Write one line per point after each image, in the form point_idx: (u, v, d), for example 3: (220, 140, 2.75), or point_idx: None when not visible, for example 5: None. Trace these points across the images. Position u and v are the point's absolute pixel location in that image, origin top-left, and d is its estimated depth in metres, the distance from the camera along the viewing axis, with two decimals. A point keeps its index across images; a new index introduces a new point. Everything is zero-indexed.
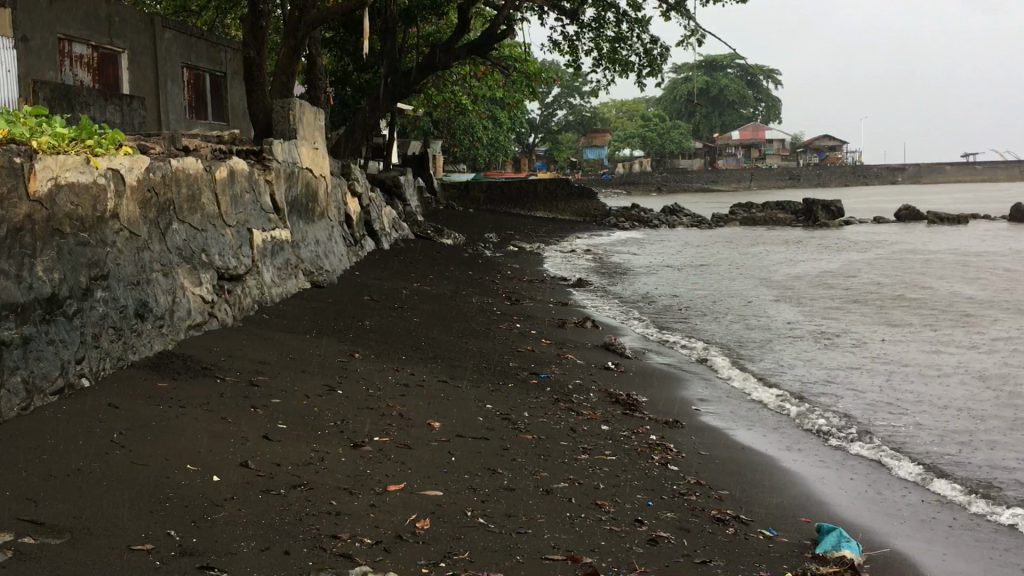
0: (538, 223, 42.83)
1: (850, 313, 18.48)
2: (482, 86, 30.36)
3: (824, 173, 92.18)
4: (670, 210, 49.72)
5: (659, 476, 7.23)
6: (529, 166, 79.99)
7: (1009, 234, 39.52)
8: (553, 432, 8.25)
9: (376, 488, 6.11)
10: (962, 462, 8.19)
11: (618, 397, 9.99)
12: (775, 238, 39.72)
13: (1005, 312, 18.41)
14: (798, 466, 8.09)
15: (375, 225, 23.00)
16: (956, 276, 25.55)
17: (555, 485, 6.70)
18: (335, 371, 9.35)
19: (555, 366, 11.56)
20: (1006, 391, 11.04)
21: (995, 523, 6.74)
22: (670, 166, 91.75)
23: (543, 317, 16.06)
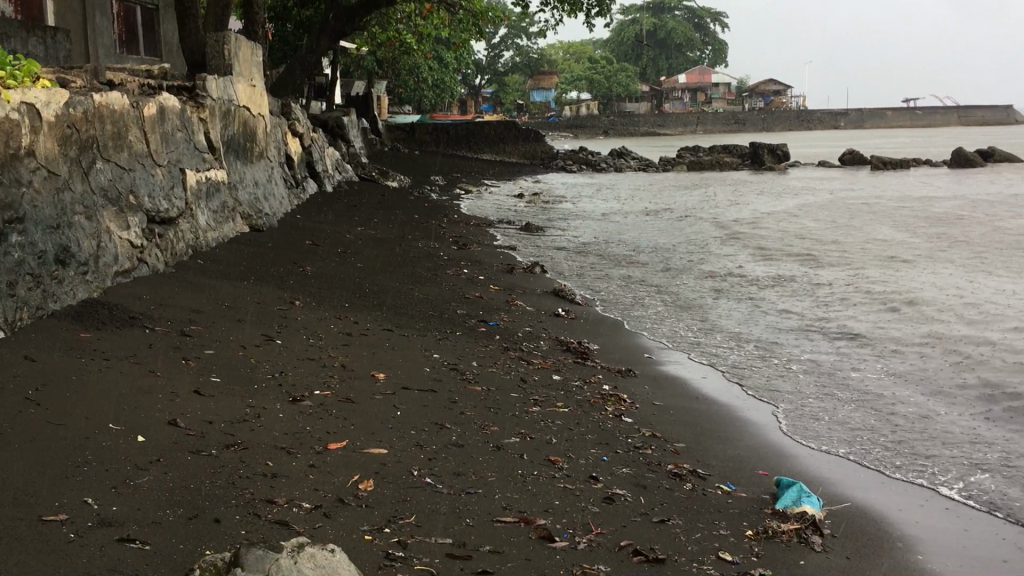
0: (485, 166, 42.23)
1: (799, 259, 18.40)
2: (427, 25, 29.44)
3: (769, 118, 92.43)
4: (618, 153, 49.43)
5: (612, 429, 6.97)
6: (475, 109, 79.07)
7: (950, 179, 39.91)
8: (502, 383, 7.93)
9: (316, 447, 5.74)
10: (921, 411, 8.04)
11: (570, 346, 9.70)
12: (722, 182, 39.77)
13: (951, 258, 18.49)
14: (754, 416, 7.88)
15: (318, 167, 22.29)
16: (901, 221, 25.69)
17: (506, 440, 6.39)
18: (274, 320, 8.89)
19: (503, 314, 11.21)
20: (958, 338, 10.98)
21: (954, 472, 6.58)
22: (617, 110, 91.44)
23: (491, 263, 15.67)
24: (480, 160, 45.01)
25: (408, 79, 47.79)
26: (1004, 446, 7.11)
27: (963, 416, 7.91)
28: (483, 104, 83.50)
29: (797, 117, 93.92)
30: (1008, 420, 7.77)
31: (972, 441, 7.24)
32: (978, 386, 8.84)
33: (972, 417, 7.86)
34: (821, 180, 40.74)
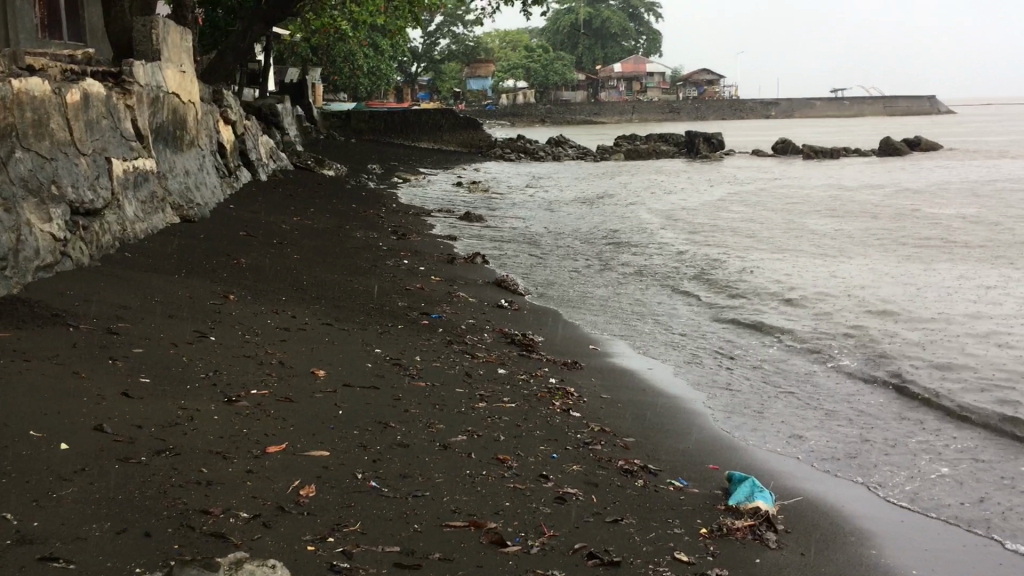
0: (423, 154, 41.80)
1: (738, 248, 18.51)
2: (362, 11, 28.92)
3: (704, 107, 93.36)
4: (556, 141, 49.36)
5: (560, 425, 6.81)
6: (412, 97, 78.41)
7: (880, 168, 40.69)
8: (447, 378, 7.72)
9: (254, 451, 5.46)
10: (869, 403, 8.03)
11: (514, 338, 9.53)
12: (660, 171, 39.94)
13: (885, 247, 18.75)
14: (701, 408, 7.80)
15: (251, 155, 21.73)
16: (836, 210, 26.06)
17: (453, 439, 6.18)
18: (207, 315, 8.54)
19: (445, 305, 10.98)
20: (900, 327, 11.05)
21: (904, 463, 6.55)
22: (554, 98, 91.51)
23: (431, 253, 15.41)
24: (418, 148, 44.54)
25: (344, 66, 47.06)
26: (952, 437, 7.11)
27: (911, 407, 7.91)
28: (419, 93, 82.86)
29: (731, 106, 95.07)
30: (954, 410, 7.78)
31: (920, 432, 7.23)
32: (919, 375, 8.91)
33: (919, 408, 7.86)
34: (757, 168, 41.17)
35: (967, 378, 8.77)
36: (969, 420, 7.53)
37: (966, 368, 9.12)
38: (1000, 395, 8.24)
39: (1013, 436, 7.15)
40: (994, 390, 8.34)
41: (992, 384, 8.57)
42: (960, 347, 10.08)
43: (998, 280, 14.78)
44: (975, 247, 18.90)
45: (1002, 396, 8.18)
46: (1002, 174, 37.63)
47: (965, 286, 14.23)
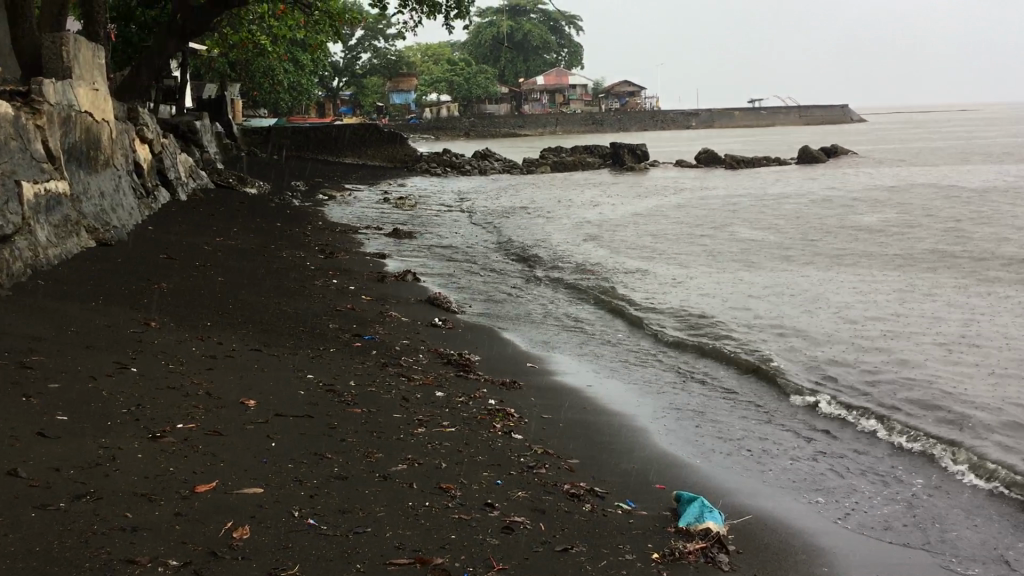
0: (347, 170, 41.30)
1: (668, 261, 18.63)
2: (282, 26, 28.46)
3: (626, 118, 94.43)
4: (481, 154, 49.31)
5: (502, 449, 6.63)
6: (333, 112, 77.55)
7: (800, 177, 41.58)
8: (383, 403, 7.48)
9: (181, 491, 5.16)
10: (810, 417, 8.02)
11: (451, 359, 9.33)
12: (586, 183, 40.17)
13: (810, 257, 19.08)
14: (644, 425, 7.69)
15: (170, 174, 21.12)
16: (760, 220, 26.50)
17: (392, 469, 5.95)
18: (128, 345, 8.15)
19: (378, 326, 10.71)
20: (832, 339, 11.16)
21: (849, 479, 6.55)
22: (477, 111, 91.55)
23: (360, 271, 15.11)
24: (342, 164, 44.00)
25: (264, 82, 46.29)
26: (892, 451, 7.16)
27: (850, 420, 7.93)
28: (341, 107, 82.04)
29: (653, 117, 96.37)
30: (892, 423, 7.84)
31: (860, 446, 7.26)
32: (853, 387, 8.99)
33: (858, 422, 7.89)
34: (680, 179, 41.71)
35: (901, 390, 8.87)
36: (908, 432, 7.58)
37: (900, 380, 9.22)
38: (934, 408, 8.33)
39: (949, 447, 7.22)
40: (927, 401, 8.45)
41: (924, 396, 8.67)
42: (891, 358, 10.21)
43: (921, 289, 15.11)
44: (896, 256, 19.35)
45: (935, 408, 8.28)
46: (915, 181, 38.81)
47: (890, 296, 14.50)
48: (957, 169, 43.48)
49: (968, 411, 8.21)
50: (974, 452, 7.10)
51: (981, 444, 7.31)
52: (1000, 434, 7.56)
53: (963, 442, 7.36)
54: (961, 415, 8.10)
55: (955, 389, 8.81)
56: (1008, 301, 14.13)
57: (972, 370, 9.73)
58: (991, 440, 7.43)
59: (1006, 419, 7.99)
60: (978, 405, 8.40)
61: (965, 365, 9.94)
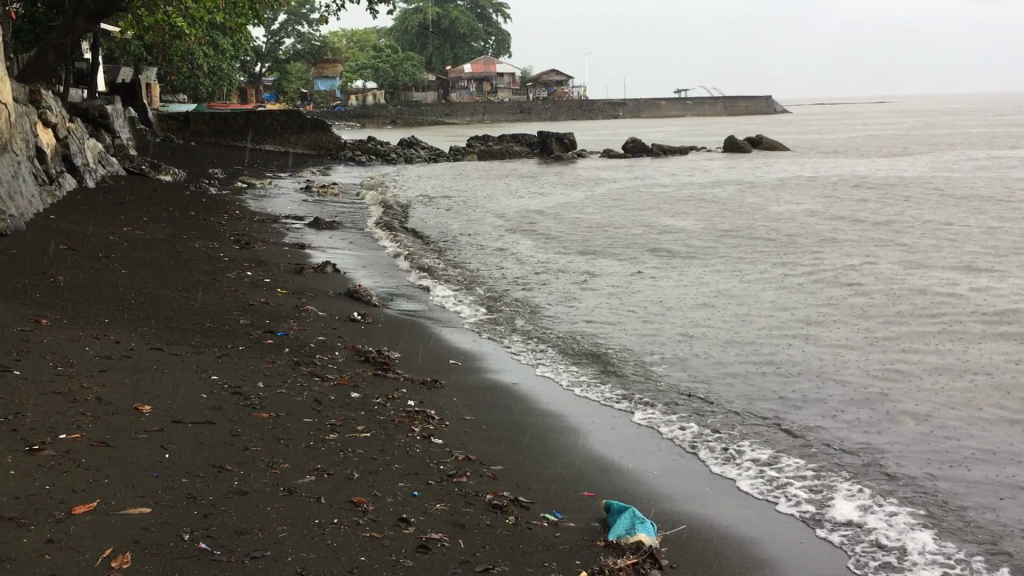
0: (268, 157, 40.19)
1: (596, 254, 18.38)
2: (199, 7, 27.38)
3: (553, 107, 94.29)
4: (407, 142, 48.52)
5: (420, 455, 6.20)
6: (256, 98, 75.68)
7: (725, 168, 41.91)
8: (293, 407, 6.95)
9: (56, 513, 4.58)
10: (742, 419, 7.76)
11: (367, 356, 8.84)
12: (513, 172, 39.79)
13: (737, 251, 19.06)
14: (570, 426, 7.32)
15: (77, 160, 20.06)
16: (687, 212, 26.50)
17: (300, 481, 5.45)
18: (11, 345, 7.45)
19: (292, 322, 10.14)
20: (762, 338, 10.96)
21: (785, 484, 6.27)
22: (404, 99, 90.53)
23: (277, 263, 14.47)
24: (263, 151, 42.84)
25: (182, 65, 44.75)
26: (826, 456, 6.91)
27: (783, 424, 7.69)
28: (264, 93, 80.19)
29: (580, 106, 96.57)
30: (825, 428, 7.61)
31: (796, 450, 7.00)
32: (783, 388, 8.82)
33: (792, 426, 7.65)
34: (607, 169, 41.63)
35: (832, 395, 8.68)
36: (841, 438, 7.36)
37: (831, 384, 9.04)
38: (867, 414, 8.15)
39: (884, 456, 7.02)
40: (857, 405, 8.32)
41: (857, 400, 8.49)
42: (822, 360, 10.05)
43: (847, 284, 15.08)
44: (820, 250, 19.42)
45: (865, 412, 8.15)
46: (837, 173, 39.36)
47: (817, 291, 14.43)
48: (876, 160, 44.33)
49: (899, 417, 8.05)
50: (910, 461, 6.90)
51: (915, 451, 7.14)
52: (933, 442, 7.39)
53: (898, 450, 7.17)
54: (893, 422, 7.92)
55: (884, 393, 8.71)
56: (931, 295, 14.17)
57: (901, 371, 9.61)
58: (924, 448, 7.25)
59: (939, 425, 7.84)
60: (910, 410, 8.24)
61: (894, 366, 9.82)
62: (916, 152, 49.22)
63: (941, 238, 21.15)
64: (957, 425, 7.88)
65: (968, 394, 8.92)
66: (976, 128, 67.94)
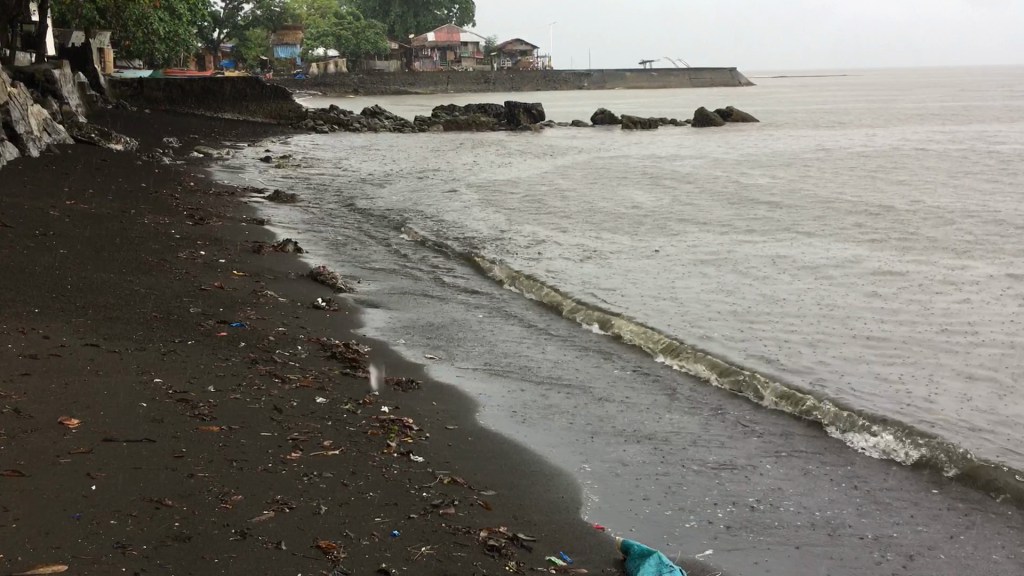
0: (225, 126, 38.67)
1: (570, 230, 17.54)
2: None
3: (518, 78, 92.74)
4: (370, 112, 47.09)
5: (398, 478, 5.29)
6: (214, 65, 73.35)
7: (696, 141, 41.14)
8: (248, 418, 5.99)
9: None
10: (761, 429, 6.96)
11: (335, 351, 7.89)
12: (480, 143, 38.70)
13: (717, 229, 18.31)
14: (568, 441, 6.42)
15: (18, 128, 18.74)
16: (661, 187, 25.73)
17: (255, 520, 4.52)
18: None
19: (249, 309, 9.13)
20: (767, 329, 10.18)
21: (827, 516, 5.47)
22: (366, 67, 88.46)
23: (234, 240, 13.41)
24: (220, 120, 41.27)
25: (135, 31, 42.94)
26: (869, 477, 6.13)
27: (810, 435, 6.89)
28: (222, 61, 77.85)
29: (545, 77, 95.24)
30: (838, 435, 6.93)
31: (832, 469, 6.22)
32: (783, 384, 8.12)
33: (823, 436, 6.86)
34: (576, 141, 40.64)
35: (859, 395, 7.91)
36: (881, 452, 6.59)
37: (837, 379, 8.37)
38: (901, 419, 7.38)
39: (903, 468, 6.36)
40: (865, 405, 7.66)
41: (888, 404, 7.75)
42: (836, 354, 9.28)
43: (844, 266, 14.38)
44: (800, 229, 18.75)
45: (875, 412, 7.48)
46: (809, 146, 38.73)
47: (813, 273, 13.71)
48: (847, 135, 43.76)
49: (937, 425, 7.31)
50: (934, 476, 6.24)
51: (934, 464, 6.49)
52: (985, 456, 6.63)
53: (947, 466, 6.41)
54: (932, 430, 7.16)
55: (888, 391, 8.07)
56: (921, 278, 13.56)
57: (925, 369, 8.88)
58: (974, 458, 6.50)
59: (982, 435, 7.11)
60: (947, 418, 7.51)
61: (916, 363, 9.10)
62: (884, 125, 48.83)
63: (927, 216, 20.58)
64: (1002, 433, 7.17)
65: (1004, 395, 8.22)
66: (941, 102, 67.89)
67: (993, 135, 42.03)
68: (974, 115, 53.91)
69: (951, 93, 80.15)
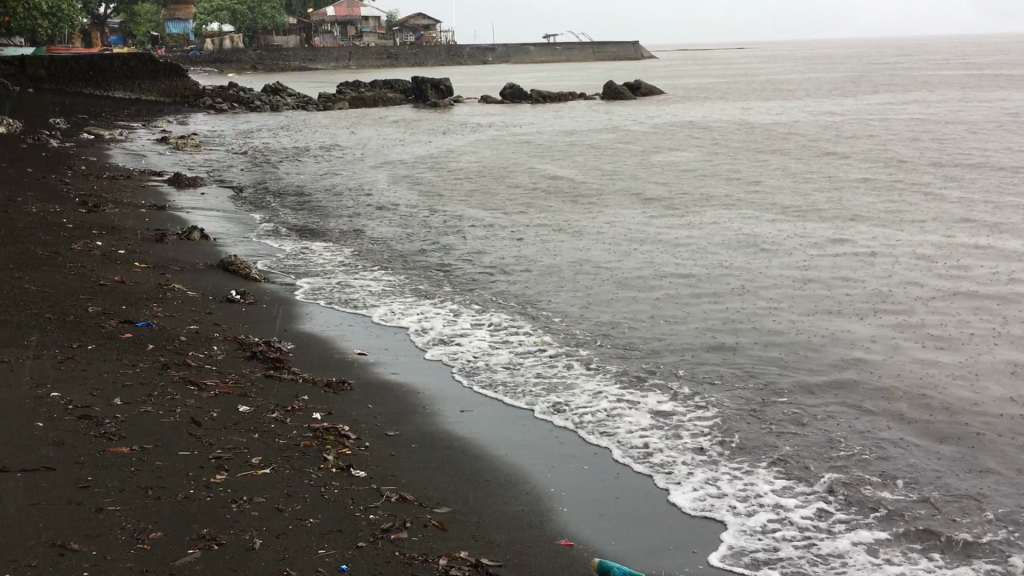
0: (117, 106, 36.74)
1: (489, 207, 17.02)
2: None
3: (422, 54, 91.16)
4: (271, 89, 45.48)
5: (340, 498, 4.72)
6: (102, 42, 69.85)
7: (607, 114, 41.03)
8: (162, 436, 5.31)
9: None
10: (717, 411, 6.60)
11: (256, 351, 7.20)
12: (387, 121, 37.70)
13: (637, 201, 18.04)
14: (521, 440, 5.92)
15: None
16: (576, 161, 25.40)
17: (181, 565, 3.91)
18: None
19: (155, 307, 8.33)
20: (711, 300, 9.85)
21: (805, 510, 5.11)
22: (264, 43, 85.70)
23: (133, 228, 12.46)
24: (111, 99, 39.23)
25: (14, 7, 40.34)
26: (841, 459, 5.80)
27: (773, 414, 6.55)
28: (110, 39, 74.37)
29: (450, 52, 94.00)
30: (793, 408, 6.68)
31: (803, 452, 5.88)
32: (729, 358, 7.84)
33: (785, 415, 6.54)
34: (486, 117, 39.97)
35: (815, 368, 7.62)
36: (852, 432, 6.28)
37: (780, 349, 8.13)
38: (854, 390, 7.16)
39: (861, 440, 6.14)
40: (813, 375, 7.43)
41: (846, 377, 7.47)
42: (786, 322, 8.98)
43: (774, 234, 14.20)
44: (719, 199, 18.64)
45: (823, 384, 7.26)
46: (719, 118, 38.93)
47: (743, 241, 13.52)
48: (754, 105, 44.23)
49: (901, 396, 7.05)
50: (894, 448, 6.05)
51: (892, 432, 6.31)
52: (944, 426, 6.46)
53: (919, 442, 6.15)
54: (886, 399, 6.96)
55: (833, 358, 7.88)
56: (844, 244, 13.52)
57: (878, 334, 8.65)
58: (931, 432, 6.35)
59: (949, 406, 6.87)
60: (909, 386, 7.26)
61: (858, 325, 8.93)
62: (789, 96, 49.50)
63: (844, 183, 20.67)
64: (967, 402, 6.96)
65: (959, 358, 8.02)
66: (840, 73, 69.37)
67: (894, 104, 42.98)
68: (872, 86, 55.18)
69: (848, 65, 81.81)
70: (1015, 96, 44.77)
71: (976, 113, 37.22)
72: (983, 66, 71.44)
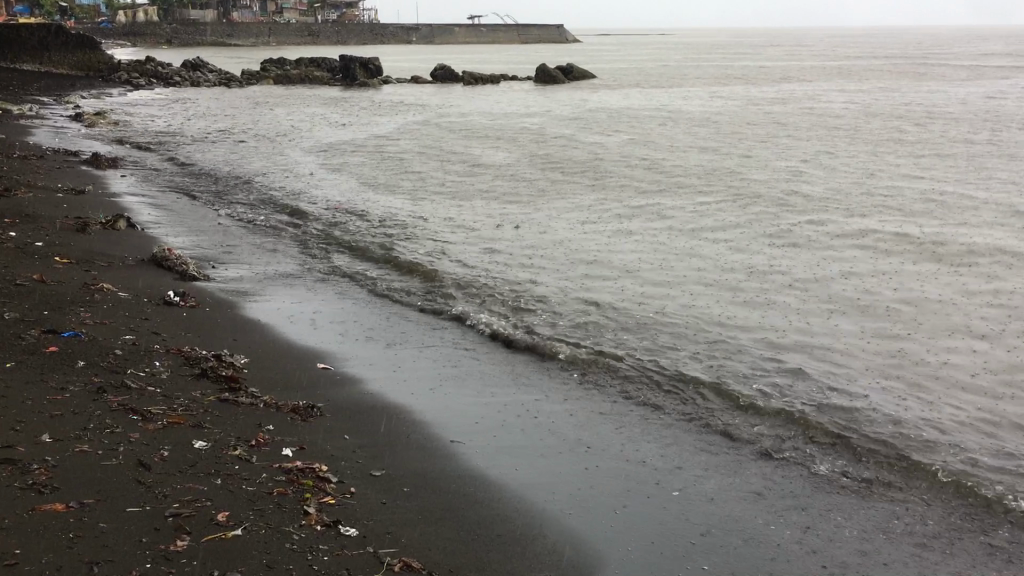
0: (23, 79, 34.40)
1: (434, 195, 16.19)
2: None
3: (345, 31, 88.82)
4: (190, 65, 43.41)
5: (330, 569, 3.88)
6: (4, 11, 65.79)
7: (540, 98, 40.29)
8: (106, 484, 4.36)
9: None
10: (735, 437, 5.95)
11: (207, 368, 6.23)
12: (314, 101, 36.28)
13: (587, 190, 17.40)
14: (525, 477, 5.12)
15: None
16: (517, 147, 24.64)
17: None
18: None
19: (83, 313, 7.25)
20: (695, 306, 9.23)
21: (873, 569, 4.48)
22: (178, 17, 82.21)
23: (50, 216, 11.23)
24: (17, 72, 36.78)
25: None
26: (880, 499, 5.27)
27: (792, 442, 5.96)
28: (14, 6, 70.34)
29: (371, 30, 91.90)
30: (809, 432, 6.14)
31: (836, 490, 5.33)
32: (725, 373, 7.24)
33: (811, 445, 5.96)
34: (418, 98, 38.85)
35: (823, 388, 7.08)
36: (881, 463, 5.76)
37: (775, 362, 7.61)
38: (860, 411, 6.68)
39: (889, 472, 5.63)
40: (815, 395, 6.91)
41: (864, 399, 6.95)
42: (780, 334, 8.45)
43: (736, 229, 13.77)
44: (670, 187, 18.14)
45: (827, 403, 6.76)
46: (653, 104, 38.58)
47: (705, 237, 13.02)
48: (687, 92, 44.01)
49: (925, 421, 6.55)
50: (924, 479, 5.57)
51: (912, 460, 5.83)
52: (965, 453, 6.03)
53: (960, 476, 5.64)
54: (898, 422, 6.50)
55: (830, 375, 7.40)
56: (805, 240, 13.15)
57: (874, 349, 8.22)
58: (953, 458, 5.91)
59: (966, 430, 6.46)
60: (927, 410, 6.80)
61: (845, 338, 8.49)
62: (719, 83, 49.60)
63: (790, 173, 20.42)
64: (992, 430, 6.52)
65: (966, 379, 7.62)
66: (764, 62, 70.14)
67: (823, 92, 43.21)
68: (797, 74, 55.57)
69: (769, 53, 82.02)
70: (935, 87, 45.56)
71: (903, 104, 37.65)
72: (901, 58, 72.59)
